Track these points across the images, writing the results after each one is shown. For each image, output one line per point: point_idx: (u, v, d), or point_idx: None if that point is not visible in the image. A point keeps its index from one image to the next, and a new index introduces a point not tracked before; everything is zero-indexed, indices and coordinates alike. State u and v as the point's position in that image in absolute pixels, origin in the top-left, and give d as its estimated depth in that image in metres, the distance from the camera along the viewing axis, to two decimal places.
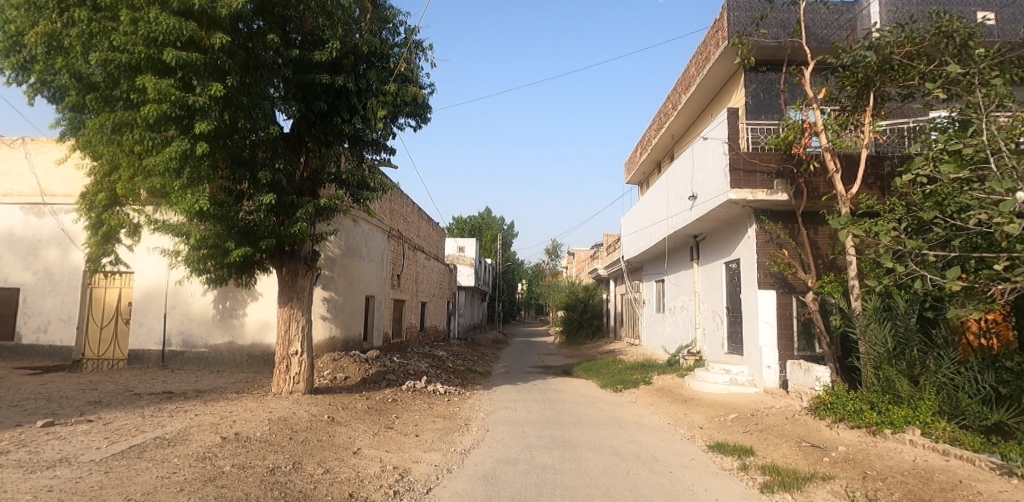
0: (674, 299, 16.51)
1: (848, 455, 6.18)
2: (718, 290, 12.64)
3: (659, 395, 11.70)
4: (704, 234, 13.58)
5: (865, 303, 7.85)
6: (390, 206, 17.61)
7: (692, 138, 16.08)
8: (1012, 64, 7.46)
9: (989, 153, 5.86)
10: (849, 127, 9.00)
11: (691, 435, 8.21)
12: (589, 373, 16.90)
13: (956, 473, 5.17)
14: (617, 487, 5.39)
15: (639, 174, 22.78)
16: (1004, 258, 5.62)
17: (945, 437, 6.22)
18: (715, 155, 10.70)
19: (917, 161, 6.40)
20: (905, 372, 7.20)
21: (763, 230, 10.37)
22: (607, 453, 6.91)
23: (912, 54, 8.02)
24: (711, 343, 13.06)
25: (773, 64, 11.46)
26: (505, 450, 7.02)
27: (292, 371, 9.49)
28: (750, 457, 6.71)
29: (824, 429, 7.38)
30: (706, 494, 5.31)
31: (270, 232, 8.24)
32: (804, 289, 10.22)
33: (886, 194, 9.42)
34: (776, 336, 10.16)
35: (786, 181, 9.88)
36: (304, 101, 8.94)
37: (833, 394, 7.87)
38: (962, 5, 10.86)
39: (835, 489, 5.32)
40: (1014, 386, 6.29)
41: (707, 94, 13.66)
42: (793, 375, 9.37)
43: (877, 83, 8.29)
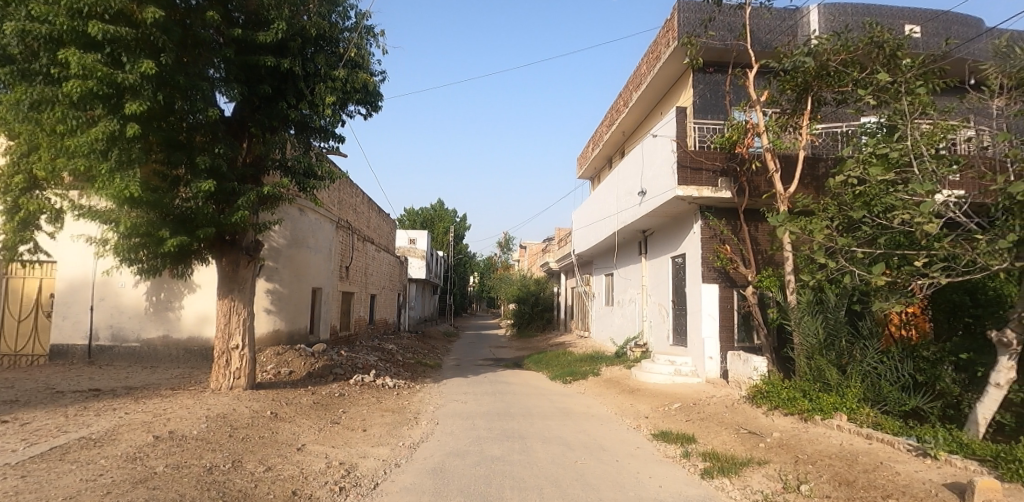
0: (623, 292, 16.87)
1: (782, 441, 6.51)
2: (664, 284, 13.02)
3: (607, 386, 11.95)
4: (652, 229, 13.94)
5: (800, 296, 8.34)
6: (339, 195, 17.16)
7: (642, 134, 16.40)
8: (933, 75, 8.00)
9: (912, 158, 6.31)
10: (788, 129, 9.41)
11: (636, 424, 8.46)
12: (539, 365, 17.07)
13: (878, 455, 5.54)
14: (566, 477, 5.46)
15: (591, 169, 23.12)
16: (923, 255, 6.07)
17: (868, 422, 6.60)
18: (664, 152, 10.97)
19: (849, 162, 6.75)
20: (834, 362, 7.63)
21: (707, 227, 10.75)
22: (556, 444, 6.99)
23: (846, 61, 8.46)
24: (657, 335, 13.45)
25: (719, 66, 11.88)
26: (454, 442, 7.00)
27: (232, 366, 9.09)
28: (692, 445, 6.96)
29: (761, 417, 7.73)
30: (651, 482, 5.46)
31: (209, 220, 7.87)
32: (744, 283, 10.67)
33: (820, 194, 9.92)
34: (718, 328, 10.56)
35: (729, 179, 10.25)
36: (246, 83, 8.56)
37: (768, 383, 8.27)
38: (892, 18, 11.55)
39: (770, 473, 5.62)
40: (930, 374, 6.91)
41: (657, 91, 13.96)
42: (733, 365, 9.77)
43: (814, 88, 8.75)
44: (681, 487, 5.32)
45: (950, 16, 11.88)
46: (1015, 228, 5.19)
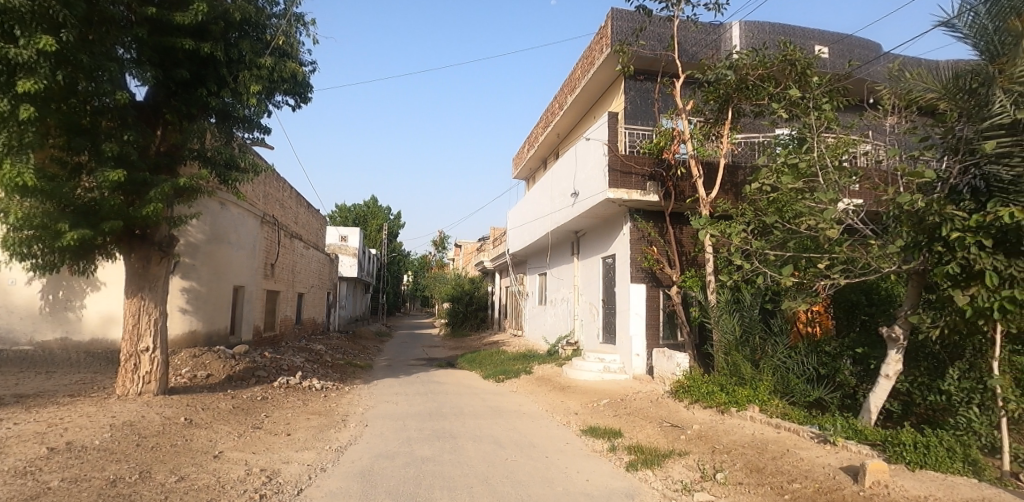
0: (556, 292, 17.18)
1: (701, 432, 6.87)
2: (595, 284, 13.39)
3: (539, 383, 12.13)
4: (584, 230, 14.26)
5: (720, 296, 8.89)
6: (264, 189, 16.38)
7: (576, 138, 16.76)
8: (838, 93, 8.70)
9: (819, 169, 6.82)
10: (711, 137, 9.93)
11: (566, 421, 8.65)
12: (472, 364, 17.09)
13: (785, 443, 5.98)
14: (496, 475, 5.50)
15: (526, 169, 23.38)
16: (825, 258, 6.64)
17: (777, 413, 7.09)
18: (596, 155, 11.27)
19: (763, 172, 7.25)
20: (749, 357, 8.16)
21: (635, 228, 11.14)
22: (487, 442, 7.02)
23: (763, 76, 9.04)
24: (588, 334, 13.81)
25: (649, 74, 12.37)
26: (383, 444, 6.86)
27: (141, 370, 8.41)
28: (618, 439, 7.21)
29: (682, 410, 8.13)
30: (579, 476, 5.60)
31: (116, 213, 7.27)
32: (669, 283, 11.13)
33: (739, 200, 10.53)
34: (644, 326, 10.99)
35: (657, 183, 10.70)
36: (161, 67, 8.00)
37: (690, 378, 8.73)
38: (804, 38, 12.46)
39: (689, 463, 5.94)
40: (830, 367, 7.35)
41: (591, 95, 14.30)
42: (658, 361, 10.20)
43: (734, 100, 9.30)
44: (606, 480, 5.50)
45: (853, 40, 12.98)
46: (902, 234, 5.74)
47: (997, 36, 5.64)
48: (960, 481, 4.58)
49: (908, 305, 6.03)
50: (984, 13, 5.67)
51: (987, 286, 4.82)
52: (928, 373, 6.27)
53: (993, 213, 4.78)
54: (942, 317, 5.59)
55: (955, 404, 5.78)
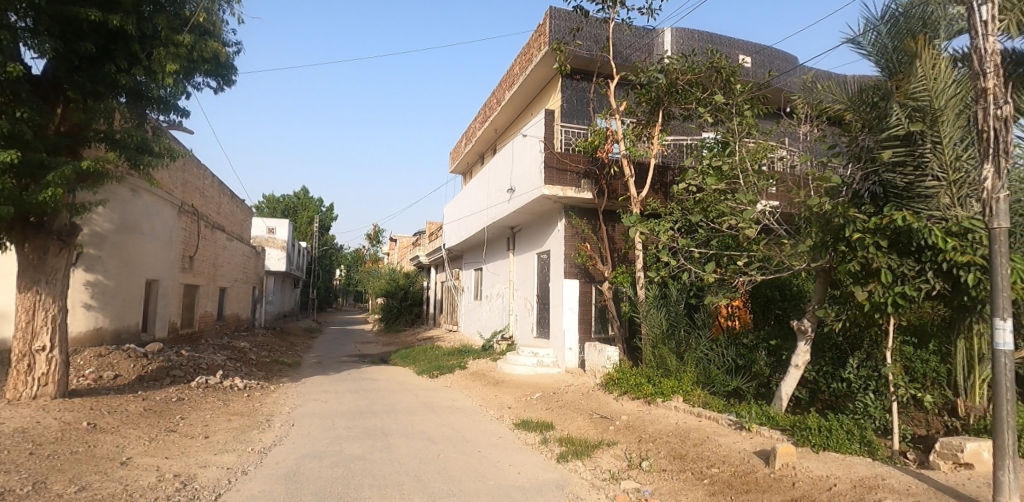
0: (491, 287, 17.23)
1: (629, 423, 7.13)
2: (530, 279, 13.54)
3: (473, 378, 12.13)
4: (520, 226, 14.37)
5: (648, 291, 9.20)
6: (182, 176, 15.35)
7: (514, 134, 16.85)
8: (759, 101, 9.24)
9: (740, 173, 7.23)
10: (642, 138, 10.28)
11: (500, 415, 8.71)
12: (406, 359, 16.85)
13: (705, 430, 6.31)
14: (427, 471, 5.45)
15: (463, 164, 23.30)
16: (745, 256, 7.06)
17: (699, 402, 7.47)
18: (533, 152, 11.39)
19: (690, 173, 7.61)
20: (674, 350, 8.54)
21: (570, 225, 11.36)
22: (419, 439, 6.94)
23: (691, 81, 9.44)
24: (522, 329, 13.96)
25: (585, 74, 12.63)
26: (310, 444, 6.62)
27: (37, 371, 7.65)
28: (550, 431, 7.34)
29: (612, 402, 8.38)
30: (511, 469, 5.66)
31: (6, 197, 6.57)
32: (601, 279, 11.45)
33: (667, 199, 10.96)
34: (577, 321, 11.24)
35: (591, 181, 10.95)
36: (61, 37, 7.22)
37: (619, 371, 9.00)
38: (729, 47, 13.14)
39: (617, 453, 6.15)
40: (747, 359, 7.81)
41: (529, 92, 14.42)
42: (589, 355, 10.47)
43: (665, 103, 9.67)
44: (538, 472, 5.59)
45: (773, 52, 13.83)
46: (812, 235, 6.17)
47: (895, 53, 6.43)
48: (857, 460, 5.01)
49: (816, 301, 6.50)
50: (884, 33, 6.48)
51: (883, 283, 5.29)
52: (832, 363, 6.79)
53: (889, 217, 5.24)
54: (844, 312, 6.07)
55: (854, 391, 6.30)
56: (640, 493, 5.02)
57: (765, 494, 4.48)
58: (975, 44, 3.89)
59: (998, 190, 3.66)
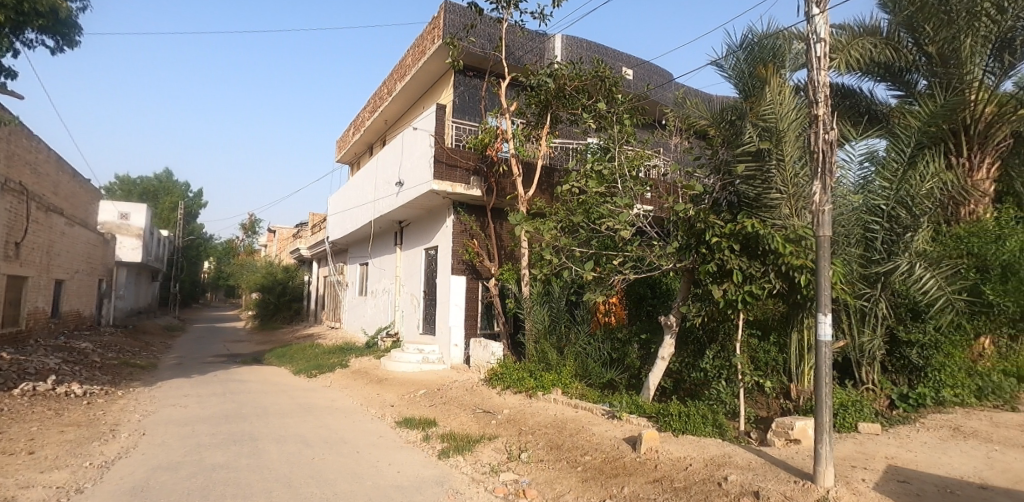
0: (376, 282, 16.73)
1: (510, 416, 7.30)
2: (417, 275, 13.35)
3: (355, 377, 11.69)
4: (408, 220, 14.11)
5: (532, 288, 9.46)
6: (5, 148, 13.07)
7: (405, 126, 16.48)
8: (637, 111, 9.89)
9: (619, 178, 7.71)
10: (531, 139, 10.57)
11: (381, 414, 8.48)
12: (281, 359, 15.83)
13: (581, 420, 6.66)
14: (300, 476, 5.16)
15: (350, 154, 22.36)
16: (621, 257, 7.55)
17: (576, 394, 7.84)
18: (423, 146, 11.23)
19: (573, 175, 7.94)
20: (555, 344, 8.88)
21: (458, 221, 11.35)
22: (292, 443, 6.55)
23: (578, 88, 9.85)
24: (408, 325, 13.73)
25: (478, 72, 12.71)
26: (165, 454, 5.98)
27: None
28: (432, 428, 7.30)
29: (495, 396, 8.52)
30: (389, 469, 5.54)
31: None
32: (488, 276, 11.59)
33: (552, 200, 11.39)
34: (463, 317, 11.28)
35: (480, 179, 11.03)
36: None
37: (503, 366, 9.17)
38: (613, 59, 13.89)
39: (498, 446, 6.28)
40: (621, 352, 8.34)
41: (421, 85, 14.18)
42: (474, 351, 10.56)
43: (553, 107, 10.01)
44: (418, 470, 5.53)
45: (651, 67, 14.88)
46: (678, 237, 6.76)
47: (750, 78, 7.24)
48: (709, 441, 5.56)
49: (680, 298, 7.07)
50: (742, 59, 7.26)
51: (734, 282, 5.93)
52: (693, 354, 7.50)
53: (741, 224, 5.88)
54: (703, 307, 6.69)
55: (710, 379, 7.00)
56: (518, 484, 5.16)
57: (632, 477, 4.82)
58: (811, 76, 4.47)
59: (823, 203, 4.25)
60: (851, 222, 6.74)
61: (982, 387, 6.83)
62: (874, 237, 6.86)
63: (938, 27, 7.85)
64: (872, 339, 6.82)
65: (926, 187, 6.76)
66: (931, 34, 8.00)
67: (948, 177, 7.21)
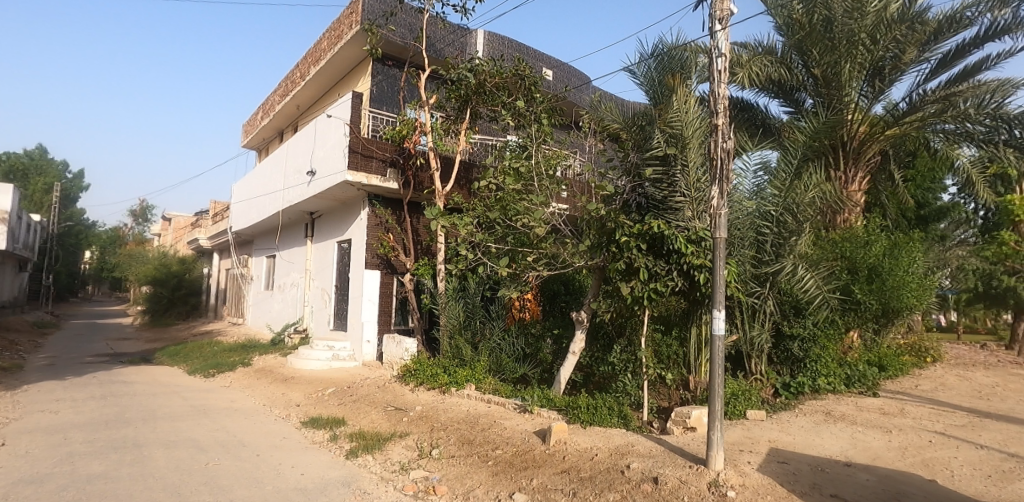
0: (284, 276, 15.87)
1: (422, 413, 7.21)
2: (328, 269, 12.83)
3: (258, 376, 11.03)
4: (320, 212, 13.52)
5: (448, 284, 9.41)
6: None
7: (319, 113, 15.75)
8: (555, 111, 10.10)
9: (535, 176, 7.82)
10: (450, 133, 10.47)
11: (286, 414, 8.07)
12: (174, 358, 14.61)
13: (493, 415, 6.71)
14: (192, 484, 4.79)
15: (258, 140, 21.03)
16: (535, 253, 7.72)
17: (490, 389, 7.92)
18: (337, 135, 10.79)
19: (490, 171, 7.97)
20: (469, 340, 8.91)
21: (373, 214, 11.03)
22: (184, 448, 6.07)
23: (498, 85, 9.87)
24: (317, 321, 13.16)
25: (397, 61, 12.40)
26: (29, 466, 5.32)
27: None
28: (341, 428, 7.05)
29: (407, 393, 8.38)
30: (291, 472, 5.28)
31: None
32: (403, 271, 11.38)
33: (470, 195, 11.36)
34: (376, 312, 10.99)
35: (396, 171, 10.77)
36: None
37: (417, 362, 9.03)
38: (533, 58, 14.08)
39: (409, 444, 6.19)
40: (534, 347, 8.53)
41: (338, 71, 13.60)
42: (387, 347, 10.33)
43: (472, 102, 9.99)
44: (323, 471, 5.32)
45: (570, 69, 15.25)
46: (590, 236, 6.99)
47: (659, 85, 7.62)
48: (614, 431, 5.82)
49: (592, 294, 7.32)
50: (652, 67, 7.62)
51: (641, 280, 6.22)
52: (602, 348, 7.76)
53: (648, 225, 6.19)
54: (611, 304, 6.98)
55: (617, 372, 7.29)
56: (428, 481, 5.12)
57: (541, 469, 4.93)
58: (713, 88, 4.77)
59: (720, 207, 4.54)
60: (746, 226, 7.26)
61: (850, 376, 7.69)
62: (765, 240, 7.36)
63: (824, 51, 8.50)
64: (761, 332, 7.44)
65: (810, 196, 7.41)
66: (817, 57, 8.64)
67: (827, 188, 7.92)
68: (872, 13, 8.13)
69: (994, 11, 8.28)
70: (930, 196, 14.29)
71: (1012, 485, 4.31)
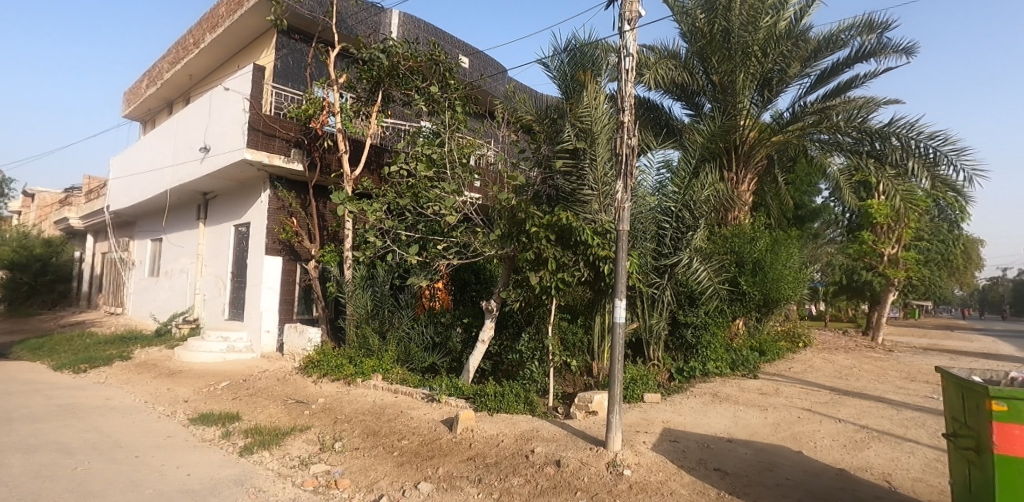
0: (172, 261, 14.56)
1: (325, 405, 6.95)
2: (223, 254, 11.94)
3: (139, 370, 10.06)
4: (214, 193, 12.52)
5: (355, 271, 9.09)
6: None
7: (215, 85, 14.55)
8: (470, 100, 10.04)
9: (448, 163, 7.73)
10: (360, 116, 10.08)
11: (171, 411, 7.44)
12: (36, 352, 12.96)
13: (400, 405, 6.61)
14: (55, 492, 4.29)
15: (142, 110, 19.04)
16: (446, 242, 7.70)
17: (397, 379, 7.79)
18: (235, 110, 10.03)
19: (402, 157, 7.77)
20: (377, 329, 8.70)
21: (275, 197, 10.40)
22: (47, 452, 5.41)
23: (412, 69, 9.64)
24: (210, 310, 12.22)
25: (304, 35, 11.72)
26: None
27: None
28: (235, 423, 6.61)
29: (310, 386, 8.03)
30: (176, 473, 4.88)
31: None
32: (308, 257, 10.86)
33: (380, 181, 11.03)
34: (277, 301, 10.41)
35: (301, 152, 10.21)
36: None
37: (321, 353, 8.64)
38: (449, 44, 13.88)
39: (310, 438, 5.93)
40: (443, 336, 8.49)
41: (237, 41, 12.61)
42: (288, 337, 9.82)
43: (385, 85, 9.68)
44: (213, 470, 4.97)
45: (485, 58, 15.21)
46: (501, 226, 7.05)
47: (571, 81, 7.89)
48: (520, 417, 5.95)
49: (502, 284, 7.40)
50: (565, 62, 7.84)
51: (549, 270, 6.38)
52: (511, 337, 7.86)
53: (557, 216, 6.30)
54: (520, 293, 7.11)
55: (524, 359, 7.42)
56: (329, 475, 4.94)
57: (447, 457, 4.93)
58: (621, 86, 4.95)
59: (624, 201, 4.74)
60: (648, 220, 7.66)
61: (735, 360, 8.41)
62: (664, 234, 7.92)
63: (721, 60, 9.15)
64: (659, 320, 7.88)
65: (705, 194, 7.98)
66: (715, 65, 9.29)
67: (721, 188, 8.55)
68: (763, 28, 8.84)
69: (863, 35, 9.31)
70: (806, 198, 15.90)
71: (862, 452, 4.94)
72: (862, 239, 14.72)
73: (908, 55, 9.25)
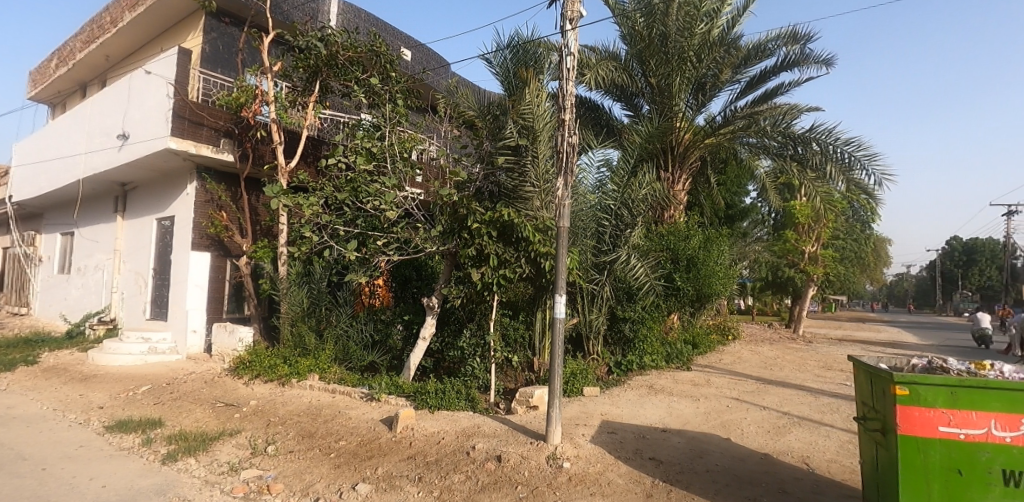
0: (85, 257, 13.47)
1: (257, 407, 6.66)
2: (144, 250, 11.18)
3: (46, 376, 9.26)
4: (134, 183, 11.68)
5: (290, 267, 8.76)
6: None
7: (136, 67, 13.58)
8: (412, 93, 9.88)
9: (388, 157, 7.57)
10: (297, 106, 9.70)
11: (84, 418, 6.90)
12: None
13: (337, 405, 6.43)
14: None
15: (50, 92, 17.48)
16: (385, 238, 7.55)
17: (334, 379, 7.57)
18: (158, 96, 9.40)
19: (340, 149, 7.55)
20: (313, 327, 8.42)
21: (203, 189, 9.84)
22: None
23: (351, 59, 9.36)
24: (129, 309, 11.42)
25: (235, 19, 11.13)
26: None
27: None
28: (156, 430, 6.21)
29: (241, 388, 7.67)
30: (89, 485, 4.53)
31: None
32: (239, 253, 10.36)
33: (318, 174, 10.67)
34: (204, 299, 9.87)
35: (232, 142, 9.71)
36: None
37: (252, 353, 8.26)
38: (390, 36, 13.58)
39: (240, 442, 5.66)
40: (383, 333, 8.32)
41: (161, 22, 11.82)
42: (217, 337, 9.33)
43: (323, 75, 9.36)
44: (132, 481, 4.65)
45: (428, 51, 14.99)
46: (442, 222, 6.99)
47: (513, 77, 7.91)
48: (461, 414, 5.93)
49: (443, 280, 7.34)
50: (508, 59, 7.84)
51: (490, 266, 6.40)
52: (452, 334, 7.80)
53: (499, 213, 6.33)
54: (462, 289, 7.08)
55: (466, 356, 7.39)
56: (261, 480, 4.74)
57: (386, 457, 4.84)
58: (562, 84, 5.03)
59: (564, 199, 4.82)
60: (588, 217, 7.81)
61: (669, 353, 8.76)
62: (603, 232, 8.10)
63: (659, 63, 9.45)
64: (598, 316, 8.06)
65: (642, 193, 8.24)
66: (653, 68, 9.58)
67: (657, 187, 8.85)
68: (698, 34, 9.19)
69: (787, 45, 9.89)
70: (736, 198, 16.73)
71: (784, 437, 5.26)
72: (786, 238, 15.67)
73: (827, 66, 9.91)
